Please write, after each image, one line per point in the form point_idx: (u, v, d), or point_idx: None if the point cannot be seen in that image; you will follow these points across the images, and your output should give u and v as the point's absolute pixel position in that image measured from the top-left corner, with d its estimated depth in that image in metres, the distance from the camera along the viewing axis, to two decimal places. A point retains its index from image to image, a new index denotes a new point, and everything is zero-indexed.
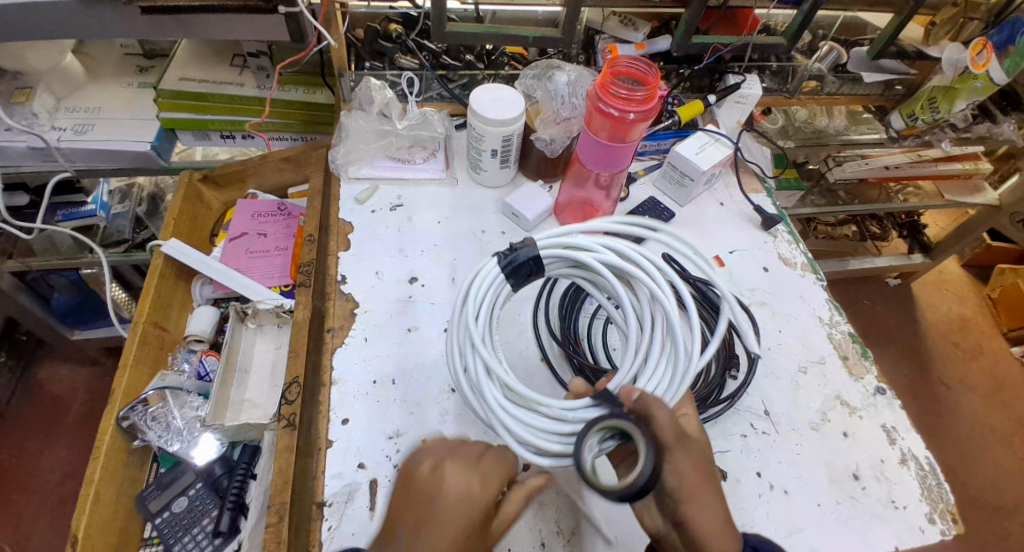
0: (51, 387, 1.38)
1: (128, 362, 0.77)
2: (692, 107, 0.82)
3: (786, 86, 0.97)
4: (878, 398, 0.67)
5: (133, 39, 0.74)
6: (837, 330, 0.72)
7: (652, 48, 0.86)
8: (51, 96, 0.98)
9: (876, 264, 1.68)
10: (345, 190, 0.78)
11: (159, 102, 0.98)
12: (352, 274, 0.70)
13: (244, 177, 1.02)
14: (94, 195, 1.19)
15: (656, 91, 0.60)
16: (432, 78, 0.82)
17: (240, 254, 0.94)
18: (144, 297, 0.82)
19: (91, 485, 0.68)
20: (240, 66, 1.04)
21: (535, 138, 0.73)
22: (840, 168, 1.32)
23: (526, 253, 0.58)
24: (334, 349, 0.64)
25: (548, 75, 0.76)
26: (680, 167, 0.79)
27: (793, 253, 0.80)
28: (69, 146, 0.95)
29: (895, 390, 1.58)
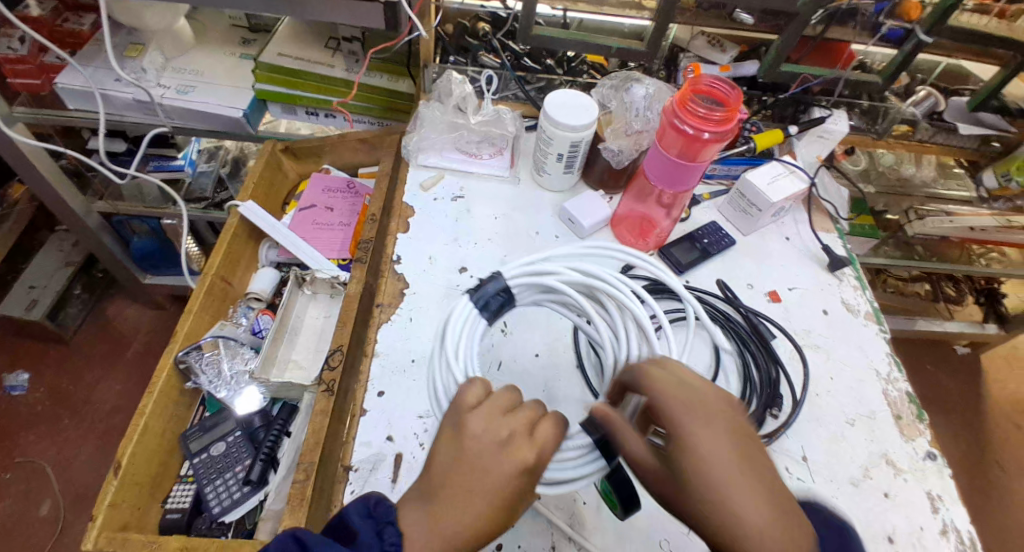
0: (118, 323, 1.50)
1: (194, 307, 0.83)
2: (771, 135, 0.80)
3: (875, 128, 0.92)
4: (927, 464, 0.62)
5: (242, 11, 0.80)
6: (893, 386, 0.68)
7: (737, 71, 0.84)
8: (161, 55, 1.07)
9: (945, 329, 1.57)
10: (413, 174, 0.81)
11: (257, 73, 1.06)
12: (406, 255, 0.72)
13: (320, 153, 1.08)
14: (185, 152, 1.31)
15: (735, 114, 0.59)
16: (511, 78, 0.84)
17: (306, 224, 0.99)
18: (216, 250, 0.88)
19: (142, 416, 0.73)
20: (334, 49, 1.10)
21: (603, 147, 0.73)
22: (921, 221, 1.25)
23: (493, 286, 0.57)
24: (379, 323, 0.66)
25: (626, 86, 0.76)
26: (749, 196, 0.77)
27: (856, 300, 0.76)
28: (171, 103, 1.05)
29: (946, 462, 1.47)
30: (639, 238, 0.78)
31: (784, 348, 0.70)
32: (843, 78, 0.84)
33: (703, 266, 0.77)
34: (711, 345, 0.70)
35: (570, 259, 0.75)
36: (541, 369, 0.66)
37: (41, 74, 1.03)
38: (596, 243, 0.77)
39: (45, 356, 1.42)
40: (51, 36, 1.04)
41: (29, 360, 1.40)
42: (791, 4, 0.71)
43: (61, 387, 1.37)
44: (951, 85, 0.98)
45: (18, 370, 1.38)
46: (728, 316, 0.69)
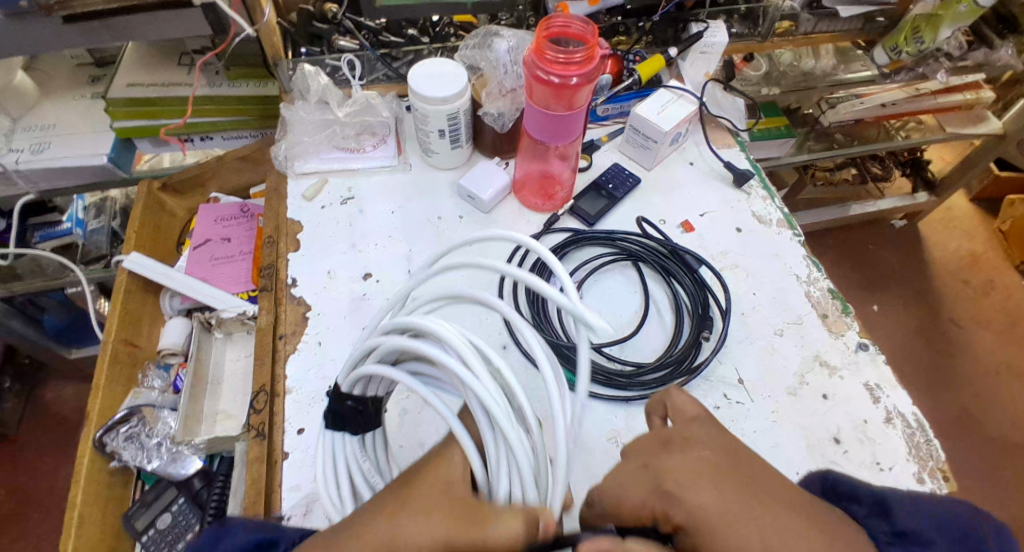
0: (57, 407, 1.42)
1: (100, 382, 0.77)
2: (653, 62, 0.77)
3: (757, 30, 0.91)
4: (860, 355, 0.64)
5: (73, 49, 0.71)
6: (815, 287, 0.69)
7: (608, 2, 0.79)
8: (8, 119, 0.97)
9: (879, 207, 1.63)
10: (293, 187, 0.75)
11: (113, 112, 0.96)
12: (302, 275, 0.68)
13: (203, 182, 1.00)
14: (69, 213, 1.22)
15: (595, 51, 0.55)
16: (375, 58, 0.78)
17: (205, 262, 0.92)
18: (111, 313, 0.81)
19: (75, 508, 0.68)
20: (188, 65, 1.00)
21: (482, 113, 0.69)
22: (834, 110, 1.23)
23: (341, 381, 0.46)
24: (287, 356, 0.62)
25: (488, 43, 0.71)
26: (642, 129, 0.74)
27: (767, 209, 0.75)
28: (28, 167, 0.95)
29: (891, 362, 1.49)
30: (544, 198, 0.75)
31: (710, 275, 0.69)
32: None
33: (613, 212, 0.75)
34: (637, 283, 0.69)
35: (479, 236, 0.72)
36: None
37: None
38: (501, 214, 0.74)
39: None
40: None
41: None
42: None
43: (18, 485, 1.30)
44: None
45: None
46: (649, 249, 0.68)
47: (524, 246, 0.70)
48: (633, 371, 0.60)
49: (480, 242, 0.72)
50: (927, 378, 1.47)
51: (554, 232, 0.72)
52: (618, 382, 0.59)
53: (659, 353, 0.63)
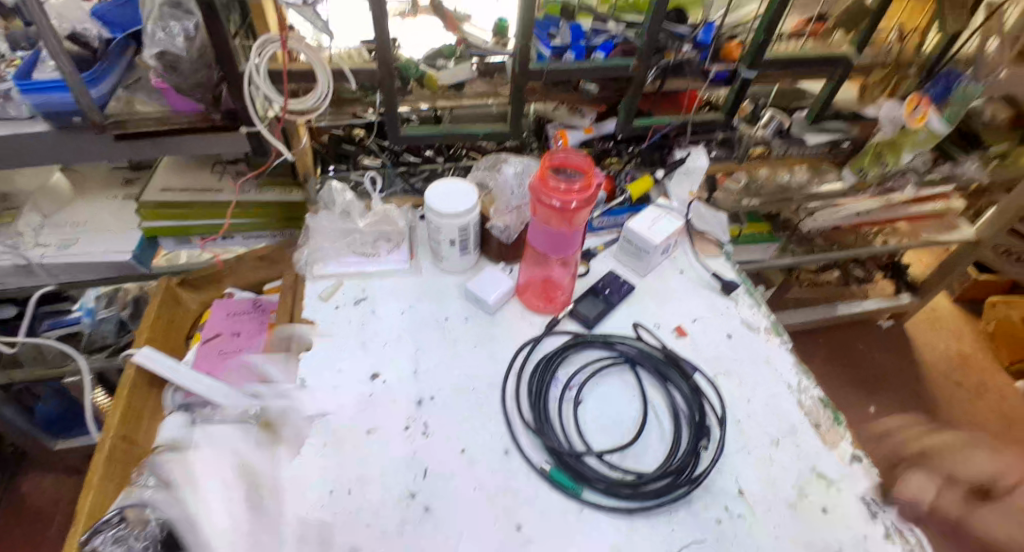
0: (32, 499, 1.37)
1: (95, 478, 0.75)
2: (642, 183, 0.87)
3: (734, 154, 1.02)
4: (855, 466, 0.65)
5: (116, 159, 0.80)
6: (807, 394, 0.72)
7: (600, 131, 0.91)
8: (38, 215, 1.05)
9: (865, 307, 1.68)
10: (309, 287, 0.80)
11: (142, 213, 1.04)
12: (312, 374, 0.70)
13: (220, 278, 1.05)
14: (81, 302, 1.26)
15: (592, 181, 0.63)
16: (394, 174, 0.88)
17: (214, 357, 0.94)
18: (115, 408, 0.82)
19: None
20: (220, 172, 1.10)
21: (490, 227, 0.77)
22: (813, 218, 1.42)
23: None
24: (289, 458, 0.62)
25: (497, 167, 0.80)
26: (635, 242, 0.81)
27: (756, 318, 0.80)
28: (52, 261, 1.00)
29: None
30: (545, 304, 0.79)
31: (705, 382, 0.72)
32: (688, 124, 0.92)
33: (610, 318, 0.79)
34: (635, 387, 0.71)
35: (483, 338, 0.76)
36: (471, 467, 0.63)
37: None
38: (504, 318, 0.78)
39: None
40: None
41: None
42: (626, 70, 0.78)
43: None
44: (788, 103, 1.10)
45: None
46: (646, 354, 0.72)
47: (526, 349, 0.74)
48: (634, 479, 0.61)
49: (484, 344, 0.75)
50: None
51: (555, 336, 0.76)
52: (620, 491, 0.59)
53: (660, 460, 0.64)
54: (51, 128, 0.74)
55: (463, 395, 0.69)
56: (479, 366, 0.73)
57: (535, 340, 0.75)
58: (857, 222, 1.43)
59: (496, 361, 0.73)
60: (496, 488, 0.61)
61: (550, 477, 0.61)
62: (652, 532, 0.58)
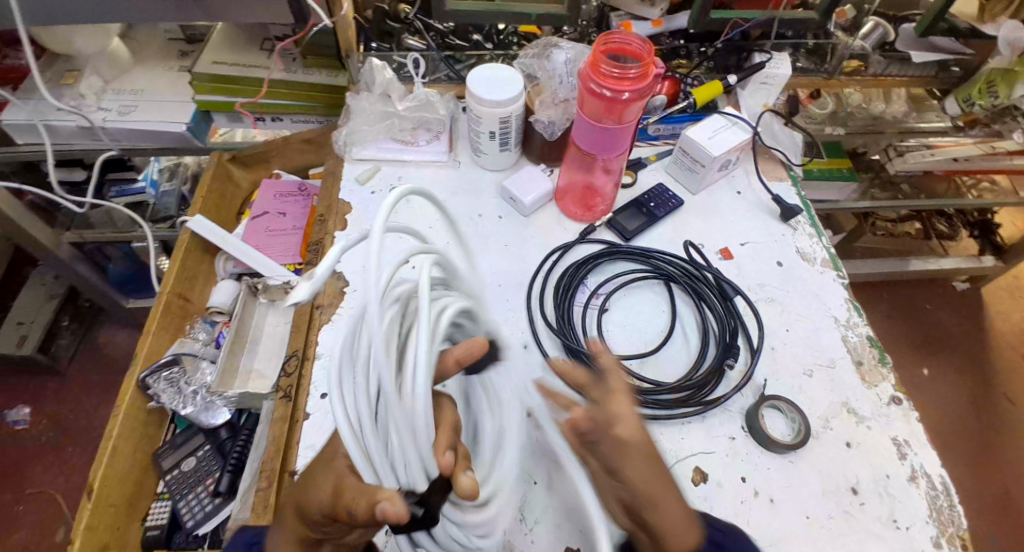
0: (109, 349, 1.56)
1: (152, 326, 0.83)
2: (710, 87, 0.78)
3: (824, 67, 0.89)
4: (891, 408, 0.62)
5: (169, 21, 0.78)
6: (853, 332, 0.67)
7: (671, 25, 0.82)
8: (98, 78, 1.08)
9: (940, 266, 1.52)
10: (348, 170, 0.79)
11: (196, 85, 1.04)
12: (345, 253, 0.71)
13: (268, 158, 1.06)
14: (145, 172, 1.33)
15: (651, 69, 0.57)
16: (438, 58, 0.81)
17: (260, 233, 0.98)
18: (170, 267, 0.88)
19: (111, 439, 0.74)
20: (270, 50, 1.07)
21: (534, 121, 0.71)
22: (902, 158, 1.20)
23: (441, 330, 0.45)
24: (321, 325, 0.66)
25: (546, 54, 0.73)
26: (691, 151, 0.75)
27: (813, 247, 0.74)
28: (112, 125, 1.05)
29: (924, 428, 1.41)
30: (584, 209, 0.76)
31: (744, 306, 0.68)
32: (776, 19, 0.79)
33: (651, 230, 0.75)
34: (666, 302, 0.69)
35: (515, 237, 0.74)
36: None
37: None
38: (540, 219, 0.76)
39: (41, 392, 1.47)
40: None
41: (27, 396, 1.46)
42: None
43: (62, 416, 1.43)
44: (899, 13, 0.95)
45: (18, 405, 1.44)
46: (685, 271, 0.68)
47: (557, 252, 0.71)
48: (651, 389, 0.60)
49: (515, 243, 0.73)
50: (969, 445, 1.38)
51: (590, 243, 0.73)
52: (633, 395, 0.59)
53: (680, 374, 0.63)
54: None
55: (489, 290, 0.69)
56: (509, 264, 0.72)
57: (569, 243, 0.72)
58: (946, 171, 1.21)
59: (525, 260, 0.72)
60: (511, 378, 0.62)
61: None
62: (662, 440, 0.58)
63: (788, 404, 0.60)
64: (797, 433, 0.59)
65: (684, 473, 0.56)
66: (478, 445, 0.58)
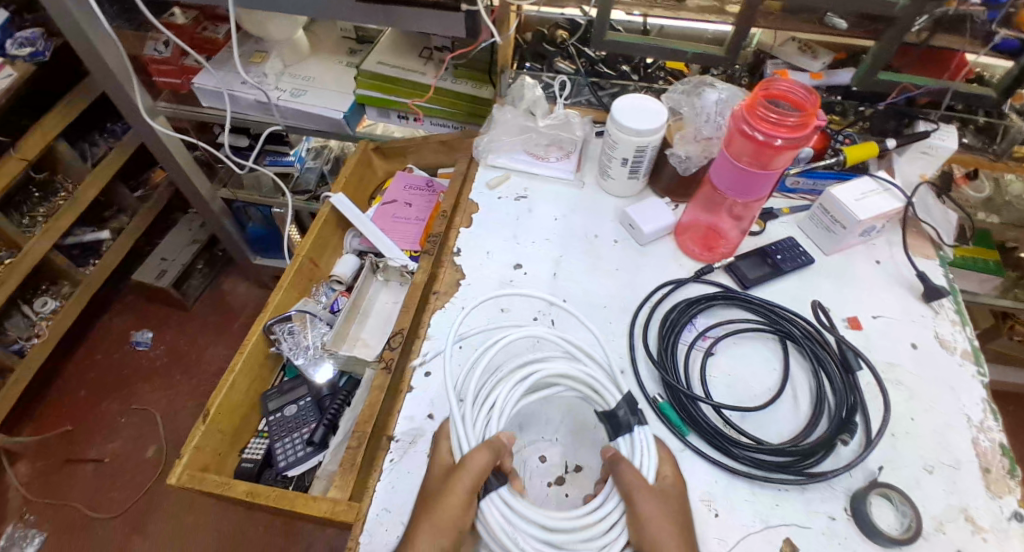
0: (228, 297, 1.76)
1: (286, 282, 0.93)
2: (863, 148, 0.74)
3: (992, 147, 0.80)
4: (1014, 525, 0.54)
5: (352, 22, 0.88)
6: (985, 435, 0.60)
7: (831, 79, 0.79)
8: (279, 62, 1.22)
9: None
10: (481, 173, 0.85)
11: (359, 80, 1.17)
12: (466, 249, 0.76)
13: (405, 153, 1.17)
14: (297, 149, 1.49)
15: (812, 119, 0.56)
16: (584, 84, 0.86)
17: (387, 217, 1.07)
18: (309, 234, 0.98)
19: (232, 372, 0.83)
20: (427, 57, 1.18)
21: (669, 153, 0.73)
22: None
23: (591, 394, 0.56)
24: (435, 309, 0.70)
25: (698, 92, 0.74)
26: (833, 211, 0.72)
27: (954, 336, 0.67)
28: (284, 104, 1.19)
29: None
30: (703, 250, 0.75)
31: (867, 382, 0.64)
32: (950, 89, 0.73)
33: (772, 284, 0.72)
34: (778, 360, 0.66)
35: (628, 264, 0.75)
36: None
37: (181, 74, 1.21)
38: (656, 250, 0.76)
39: (167, 321, 1.68)
40: (192, 42, 1.20)
41: (155, 322, 1.68)
42: (890, 7, 0.65)
43: (176, 347, 1.63)
44: None
45: (145, 329, 1.66)
46: (806, 332, 0.65)
47: (668, 286, 0.71)
48: (750, 444, 0.58)
49: (627, 269, 0.74)
50: None
51: (705, 283, 0.72)
52: (731, 447, 0.57)
53: (784, 438, 0.60)
54: None
55: (594, 309, 0.70)
56: (618, 288, 0.72)
57: (683, 279, 0.72)
58: None
59: (635, 288, 0.72)
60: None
61: (661, 409, 0.61)
62: (752, 501, 0.55)
63: (901, 495, 0.55)
64: (908, 529, 0.53)
65: (772, 541, 0.53)
66: (562, 457, 0.58)
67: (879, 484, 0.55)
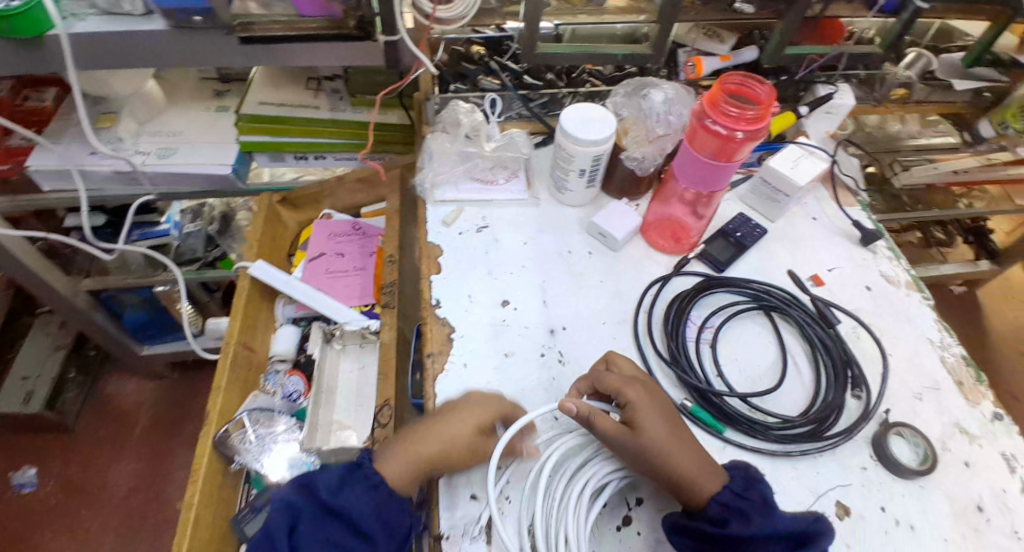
0: (120, 401, 1.47)
1: (222, 382, 0.79)
2: (783, 118, 0.80)
3: (873, 94, 0.94)
4: (996, 424, 0.63)
5: (221, 66, 0.75)
6: (949, 352, 0.69)
7: (738, 60, 0.83)
8: (134, 122, 1.02)
9: (943, 272, 1.59)
10: (432, 212, 0.78)
11: (239, 125, 1.00)
12: (445, 298, 0.70)
13: (319, 199, 1.05)
14: (168, 214, 1.25)
15: (770, 112, 0.58)
16: (515, 97, 0.81)
17: (321, 274, 0.96)
18: (234, 317, 0.84)
19: (191, 508, 0.68)
20: (315, 88, 1.05)
21: (626, 157, 0.73)
22: (906, 173, 1.22)
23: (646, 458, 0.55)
24: (435, 375, 0.64)
25: (641, 94, 0.74)
26: (774, 182, 0.76)
27: (895, 270, 0.76)
28: (153, 168, 0.99)
29: None
30: (674, 243, 0.77)
31: (848, 333, 0.70)
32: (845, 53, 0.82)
33: (740, 262, 0.76)
34: (773, 334, 0.69)
35: (610, 274, 0.74)
36: None
37: (5, 158, 0.96)
38: (631, 253, 0.76)
39: (49, 450, 1.38)
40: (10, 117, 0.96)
41: (31, 456, 1.36)
42: None
43: (71, 477, 1.34)
44: (941, 44, 0.99)
45: (23, 466, 1.34)
46: (791, 301, 0.69)
47: (656, 285, 0.72)
48: (781, 423, 0.61)
49: (612, 280, 0.73)
50: None
51: (688, 275, 0.73)
52: (769, 432, 0.59)
53: (802, 407, 0.63)
54: (166, 26, 0.68)
55: (596, 328, 0.69)
56: (609, 301, 0.71)
57: (668, 276, 0.72)
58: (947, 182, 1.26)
59: (625, 296, 0.72)
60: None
61: (693, 414, 0.61)
62: (798, 476, 0.58)
63: (911, 430, 0.61)
64: (924, 458, 0.59)
65: (828, 509, 0.56)
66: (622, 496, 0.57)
67: (892, 425, 0.61)
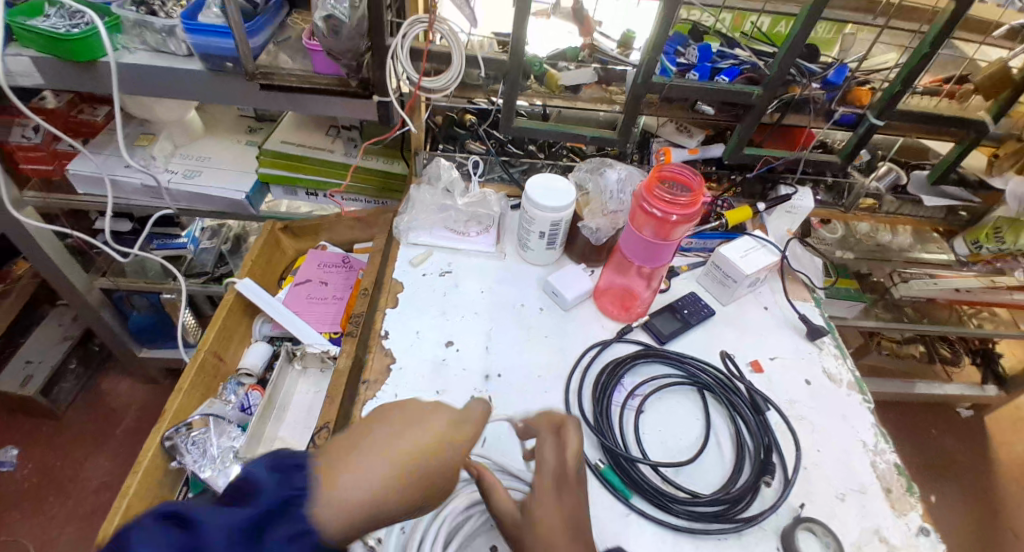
0: (110, 399, 1.53)
1: (184, 384, 0.84)
2: (740, 211, 0.85)
3: (841, 202, 0.98)
4: (921, 539, 0.61)
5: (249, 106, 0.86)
6: (881, 458, 0.68)
7: (706, 153, 0.90)
8: (170, 143, 1.15)
9: (946, 390, 1.54)
10: (402, 252, 0.85)
11: (262, 158, 1.12)
12: (394, 331, 0.75)
13: (318, 231, 1.13)
14: (189, 230, 1.38)
15: (699, 198, 0.64)
16: (496, 162, 0.91)
17: (302, 299, 1.02)
18: (211, 326, 0.90)
19: (125, 495, 0.72)
20: (334, 135, 1.18)
21: (582, 226, 0.78)
22: (905, 284, 1.23)
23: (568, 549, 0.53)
24: (365, 400, 0.67)
25: (600, 170, 0.81)
26: (724, 267, 0.80)
27: (839, 369, 0.77)
28: (176, 187, 1.10)
29: None
30: (622, 311, 0.80)
31: (777, 421, 0.70)
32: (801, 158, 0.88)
33: (683, 337, 0.78)
34: (700, 411, 0.71)
35: (555, 331, 0.78)
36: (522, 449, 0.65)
37: (52, 160, 1.10)
38: (579, 315, 0.80)
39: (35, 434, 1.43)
40: (66, 126, 1.11)
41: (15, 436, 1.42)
42: (747, 96, 0.77)
43: (48, 465, 1.38)
44: (912, 160, 1.04)
45: (11, 443, 1.40)
46: (720, 381, 0.71)
47: (594, 348, 0.75)
48: (688, 499, 0.61)
49: (556, 336, 0.77)
50: None
51: (627, 343, 0.76)
52: (672, 504, 0.60)
53: (715, 487, 0.63)
54: (203, 68, 0.81)
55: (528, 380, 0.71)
56: (549, 356, 0.74)
57: (607, 341, 0.76)
58: (949, 299, 1.25)
59: (564, 354, 0.75)
60: None
61: (604, 475, 0.62)
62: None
63: (823, 528, 0.59)
64: None
65: None
66: None
67: (802, 519, 0.60)
